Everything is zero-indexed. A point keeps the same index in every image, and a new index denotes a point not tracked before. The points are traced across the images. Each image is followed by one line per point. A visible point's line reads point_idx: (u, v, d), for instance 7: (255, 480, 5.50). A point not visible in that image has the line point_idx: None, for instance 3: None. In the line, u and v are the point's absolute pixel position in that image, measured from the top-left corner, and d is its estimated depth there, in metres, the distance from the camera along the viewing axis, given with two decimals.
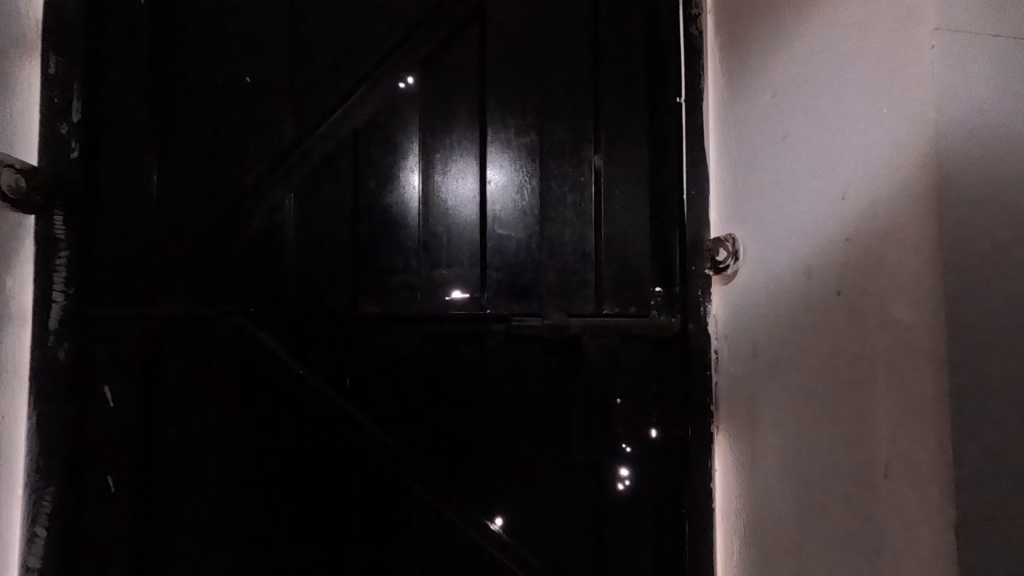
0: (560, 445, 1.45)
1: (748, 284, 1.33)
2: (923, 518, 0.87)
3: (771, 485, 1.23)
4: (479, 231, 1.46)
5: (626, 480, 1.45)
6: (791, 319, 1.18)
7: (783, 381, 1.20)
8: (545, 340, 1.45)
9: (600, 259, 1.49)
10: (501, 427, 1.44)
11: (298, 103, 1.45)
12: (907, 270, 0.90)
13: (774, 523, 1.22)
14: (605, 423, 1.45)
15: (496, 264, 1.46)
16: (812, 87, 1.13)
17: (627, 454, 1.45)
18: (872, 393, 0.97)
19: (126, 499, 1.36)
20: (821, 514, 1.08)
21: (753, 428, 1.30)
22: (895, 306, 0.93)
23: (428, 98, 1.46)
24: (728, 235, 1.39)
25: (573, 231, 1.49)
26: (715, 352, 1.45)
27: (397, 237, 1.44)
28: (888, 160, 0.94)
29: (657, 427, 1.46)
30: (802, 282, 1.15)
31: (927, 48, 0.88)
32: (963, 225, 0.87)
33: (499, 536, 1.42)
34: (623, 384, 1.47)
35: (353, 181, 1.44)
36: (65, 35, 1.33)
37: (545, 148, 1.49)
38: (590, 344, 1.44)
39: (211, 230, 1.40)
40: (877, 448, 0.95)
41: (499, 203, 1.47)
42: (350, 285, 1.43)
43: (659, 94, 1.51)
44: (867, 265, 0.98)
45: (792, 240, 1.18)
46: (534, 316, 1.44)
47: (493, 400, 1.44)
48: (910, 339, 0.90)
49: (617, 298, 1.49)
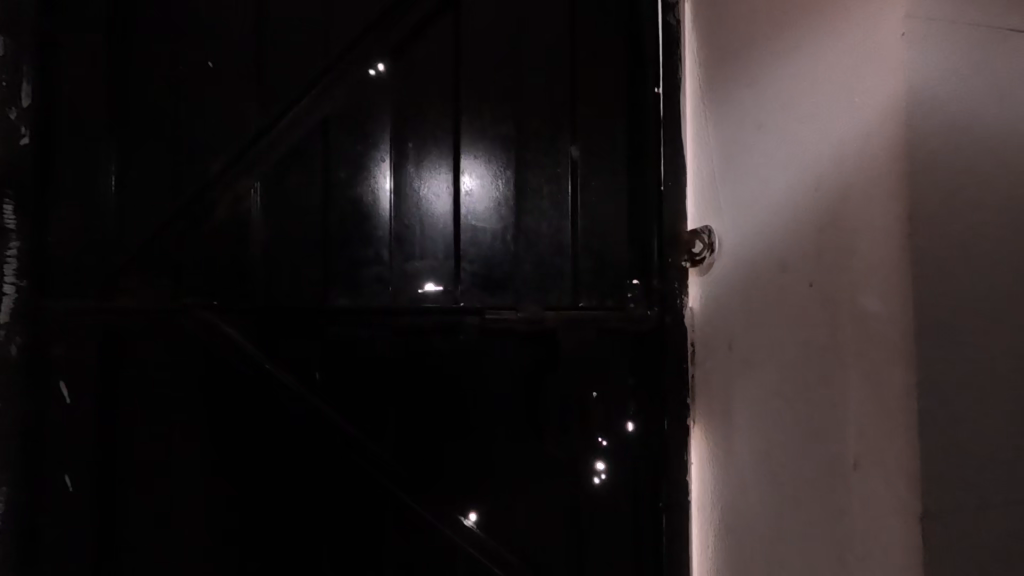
0: (535, 439, 1.42)
1: (723, 276, 1.32)
2: (890, 509, 0.87)
3: (745, 477, 1.23)
4: (454, 224, 1.43)
5: (602, 474, 1.43)
6: (764, 311, 1.17)
7: (756, 373, 1.19)
8: (520, 333, 1.43)
9: (577, 251, 1.46)
10: (475, 421, 1.41)
11: (263, 89, 1.38)
12: (878, 261, 0.89)
13: (747, 515, 1.21)
14: (581, 417, 1.43)
15: (471, 256, 1.43)
16: (785, 75, 1.11)
17: (603, 448, 1.43)
18: (840, 386, 0.96)
19: (81, 501, 1.29)
20: (793, 506, 1.07)
21: (727, 420, 1.30)
22: (867, 296, 0.91)
23: (400, 85, 1.42)
24: (705, 226, 1.38)
25: (550, 222, 1.46)
26: (692, 345, 1.43)
27: (369, 228, 1.40)
28: (859, 151, 0.93)
29: (635, 420, 1.44)
30: (775, 274, 1.13)
31: (899, 34, 0.87)
32: (932, 216, 0.86)
33: (472, 531, 1.39)
34: (599, 377, 1.44)
35: (321, 170, 1.39)
36: (16, 18, 1.29)
37: (522, 137, 1.46)
38: (566, 336, 1.44)
39: (172, 219, 1.34)
40: (846, 439, 0.95)
41: (474, 196, 1.44)
42: (318, 277, 1.38)
43: (637, 84, 1.49)
44: (838, 257, 0.97)
45: (765, 232, 1.17)
46: (508, 308, 1.42)
47: (467, 394, 1.41)
48: (878, 330, 0.89)
49: (594, 291, 1.46)
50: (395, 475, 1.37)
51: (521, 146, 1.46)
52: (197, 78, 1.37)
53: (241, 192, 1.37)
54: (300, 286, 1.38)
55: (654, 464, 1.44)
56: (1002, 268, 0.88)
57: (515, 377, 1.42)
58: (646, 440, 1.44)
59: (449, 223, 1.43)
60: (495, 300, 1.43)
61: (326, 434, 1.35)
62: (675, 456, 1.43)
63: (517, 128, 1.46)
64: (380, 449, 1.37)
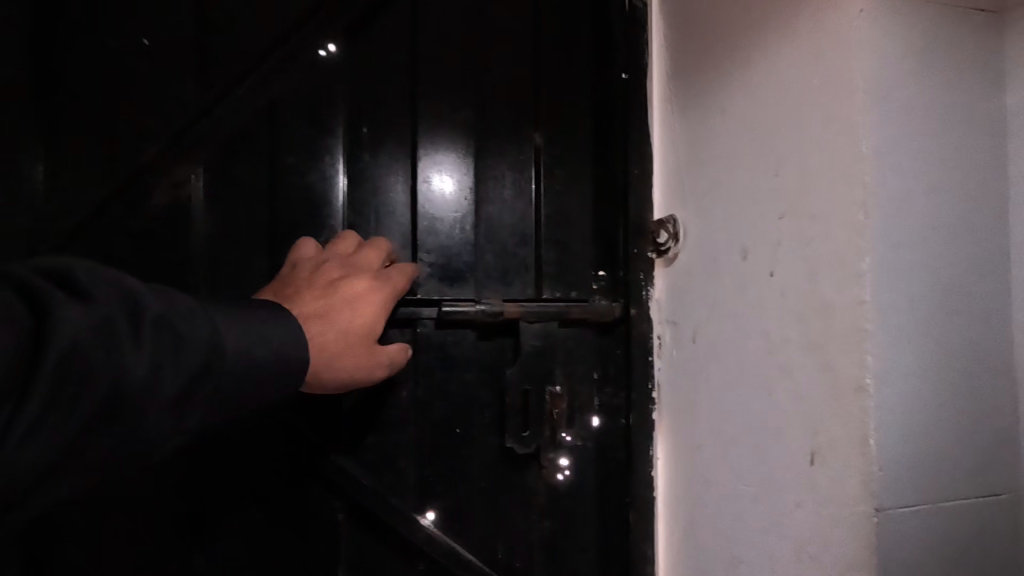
0: (490, 438, 1.26)
1: (689, 267, 1.17)
2: (841, 502, 0.79)
3: (699, 478, 1.14)
4: (411, 214, 1.25)
5: (566, 470, 1.27)
6: (720, 302, 1.07)
7: (712, 368, 1.09)
8: (478, 325, 1.26)
9: (541, 241, 1.29)
10: (423, 417, 1.23)
11: (166, 34, 1.17)
12: (837, 248, 0.81)
13: (705, 523, 1.11)
14: (539, 415, 1.25)
15: (429, 247, 1.24)
16: (740, 54, 1.02)
17: (567, 443, 1.27)
18: (803, 379, 0.86)
19: None
20: (749, 508, 0.98)
21: (682, 418, 1.19)
22: (826, 286, 0.82)
23: (335, 38, 1.22)
24: (670, 216, 1.22)
25: (510, 204, 1.29)
26: (658, 338, 1.27)
27: (297, 202, 1.20)
28: (818, 136, 0.84)
29: (601, 415, 1.30)
30: (733, 263, 1.03)
31: (856, 11, 0.79)
32: (892, 207, 0.78)
33: (428, 530, 1.22)
34: (566, 368, 1.28)
35: (240, 138, 1.19)
36: None
37: (479, 124, 1.28)
38: (528, 331, 1.25)
39: (51, 180, 1.12)
40: (803, 433, 0.86)
41: (438, 187, 1.25)
42: (236, 255, 1.18)
43: (608, 45, 1.31)
44: (797, 248, 0.88)
45: (722, 220, 1.07)
46: (465, 300, 1.24)
47: (413, 388, 1.23)
48: (837, 323, 0.80)
49: (557, 281, 1.30)
50: (324, 479, 1.18)
51: (477, 133, 1.28)
52: (89, 28, 1.15)
53: (142, 159, 1.15)
54: (212, 272, 1.17)
55: (616, 466, 1.29)
56: (964, 257, 0.81)
57: (470, 371, 1.26)
58: (607, 440, 1.30)
59: (395, 205, 1.24)
60: (445, 292, 1.25)
61: (242, 434, 1.14)
62: (642, 452, 1.27)
63: (478, 114, 1.28)
64: (312, 444, 1.17)
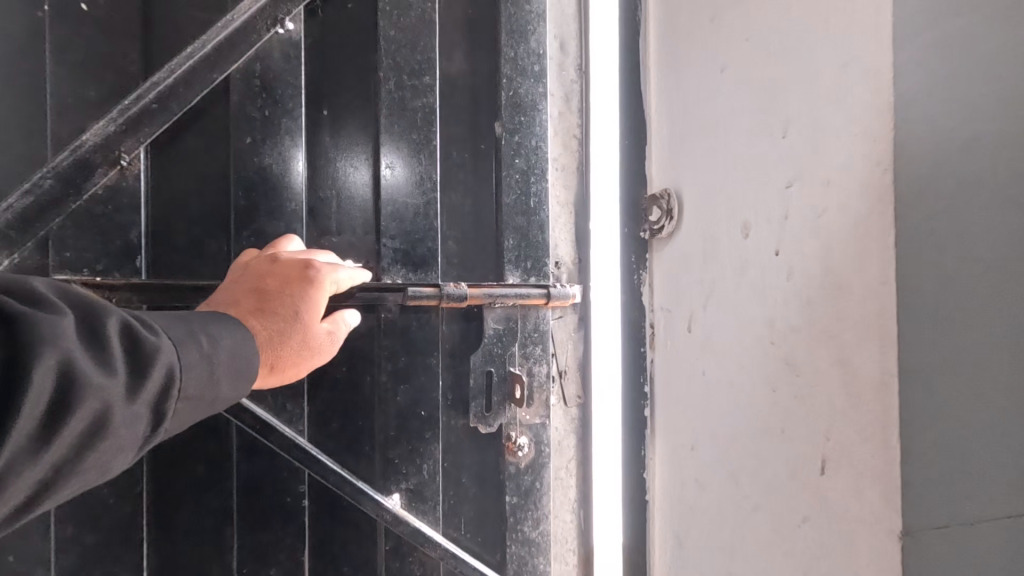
0: (451, 424, 1.10)
1: (687, 249, 0.91)
2: (865, 522, 0.59)
3: (693, 500, 0.89)
4: (371, 193, 1.04)
5: (524, 447, 1.11)
6: (715, 286, 0.83)
7: (710, 366, 0.84)
8: (441, 309, 1.08)
9: (506, 222, 1.10)
10: (380, 403, 1.04)
11: None
12: (850, 217, 0.60)
13: (692, 545, 0.90)
14: (501, 397, 1.11)
15: (392, 231, 1.04)
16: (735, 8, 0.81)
17: (534, 424, 1.12)
18: (812, 376, 0.66)
19: None
20: (747, 532, 0.77)
21: (675, 427, 0.94)
22: (846, 268, 0.61)
23: None
24: (667, 189, 0.95)
25: (479, 179, 1.12)
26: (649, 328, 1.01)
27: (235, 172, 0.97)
28: (842, 84, 0.62)
29: (559, 394, 1.15)
30: (738, 243, 0.79)
31: None
32: (947, 162, 0.52)
33: (396, 513, 1.03)
34: (529, 351, 1.12)
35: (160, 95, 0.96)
36: None
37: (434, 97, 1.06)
38: (491, 315, 1.09)
39: None
40: (825, 438, 0.64)
41: (392, 166, 1.04)
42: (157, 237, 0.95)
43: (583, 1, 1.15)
44: (815, 227, 0.65)
45: (733, 188, 0.80)
46: (429, 287, 1.03)
47: (370, 379, 1.05)
48: (851, 310, 0.60)
49: (520, 260, 1.12)
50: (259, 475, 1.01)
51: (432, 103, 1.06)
52: None
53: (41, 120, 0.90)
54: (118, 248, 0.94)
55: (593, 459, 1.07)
56: None
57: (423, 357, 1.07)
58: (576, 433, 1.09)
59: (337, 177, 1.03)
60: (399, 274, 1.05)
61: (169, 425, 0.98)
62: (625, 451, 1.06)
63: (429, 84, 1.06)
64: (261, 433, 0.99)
